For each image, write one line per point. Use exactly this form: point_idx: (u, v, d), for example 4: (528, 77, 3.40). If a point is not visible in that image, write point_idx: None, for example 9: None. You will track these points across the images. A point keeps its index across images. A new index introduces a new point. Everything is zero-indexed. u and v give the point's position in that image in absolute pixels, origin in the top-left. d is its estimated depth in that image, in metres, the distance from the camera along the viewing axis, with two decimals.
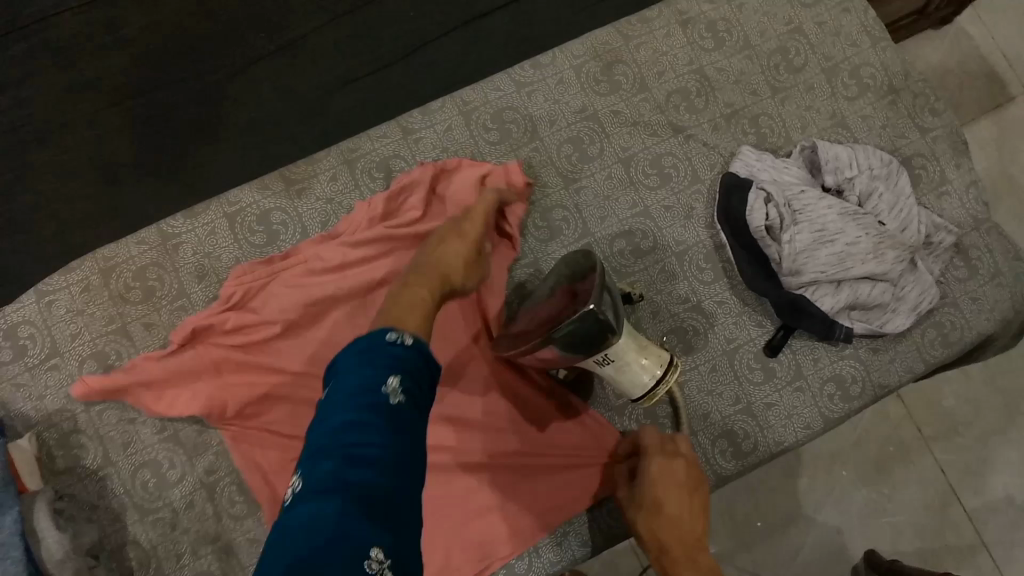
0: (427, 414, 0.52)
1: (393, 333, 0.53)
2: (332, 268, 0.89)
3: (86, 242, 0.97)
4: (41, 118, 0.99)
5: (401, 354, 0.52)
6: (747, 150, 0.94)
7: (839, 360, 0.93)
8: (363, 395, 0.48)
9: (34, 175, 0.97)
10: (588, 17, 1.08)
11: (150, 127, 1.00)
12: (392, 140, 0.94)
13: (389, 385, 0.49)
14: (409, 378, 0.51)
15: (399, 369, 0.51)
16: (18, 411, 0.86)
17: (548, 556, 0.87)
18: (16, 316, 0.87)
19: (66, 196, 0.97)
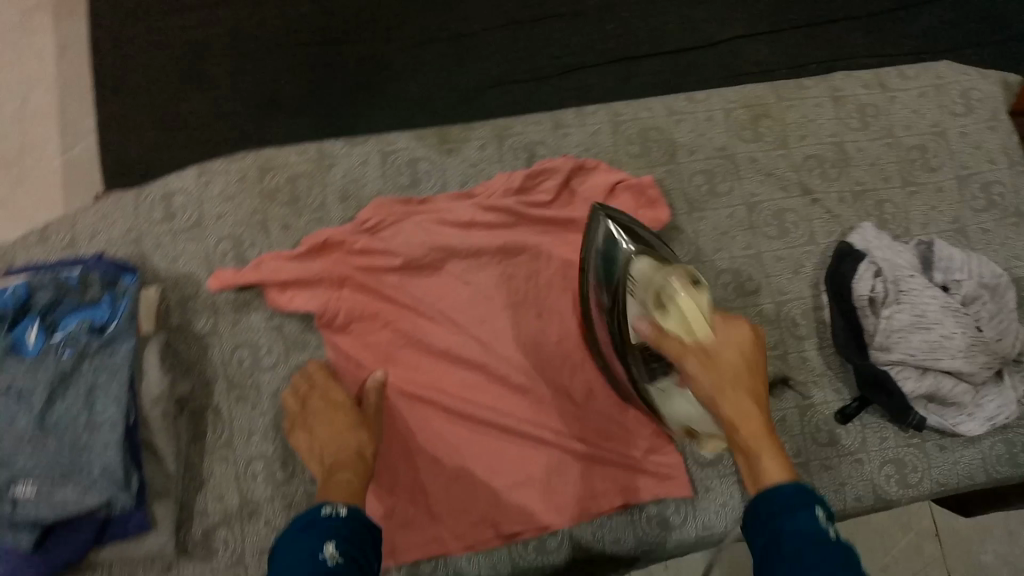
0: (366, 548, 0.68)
1: (328, 508, 0.69)
2: (461, 224, 0.96)
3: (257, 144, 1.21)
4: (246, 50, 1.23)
5: (335, 523, 0.68)
6: (867, 227, 0.98)
7: (905, 446, 0.95)
8: (303, 563, 0.62)
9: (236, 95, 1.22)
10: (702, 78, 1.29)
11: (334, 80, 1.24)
12: (543, 128, 1.01)
13: (327, 550, 0.63)
14: (341, 537, 0.66)
15: (335, 533, 0.67)
16: (151, 266, 0.94)
17: (579, 543, 0.90)
18: (176, 185, 0.96)
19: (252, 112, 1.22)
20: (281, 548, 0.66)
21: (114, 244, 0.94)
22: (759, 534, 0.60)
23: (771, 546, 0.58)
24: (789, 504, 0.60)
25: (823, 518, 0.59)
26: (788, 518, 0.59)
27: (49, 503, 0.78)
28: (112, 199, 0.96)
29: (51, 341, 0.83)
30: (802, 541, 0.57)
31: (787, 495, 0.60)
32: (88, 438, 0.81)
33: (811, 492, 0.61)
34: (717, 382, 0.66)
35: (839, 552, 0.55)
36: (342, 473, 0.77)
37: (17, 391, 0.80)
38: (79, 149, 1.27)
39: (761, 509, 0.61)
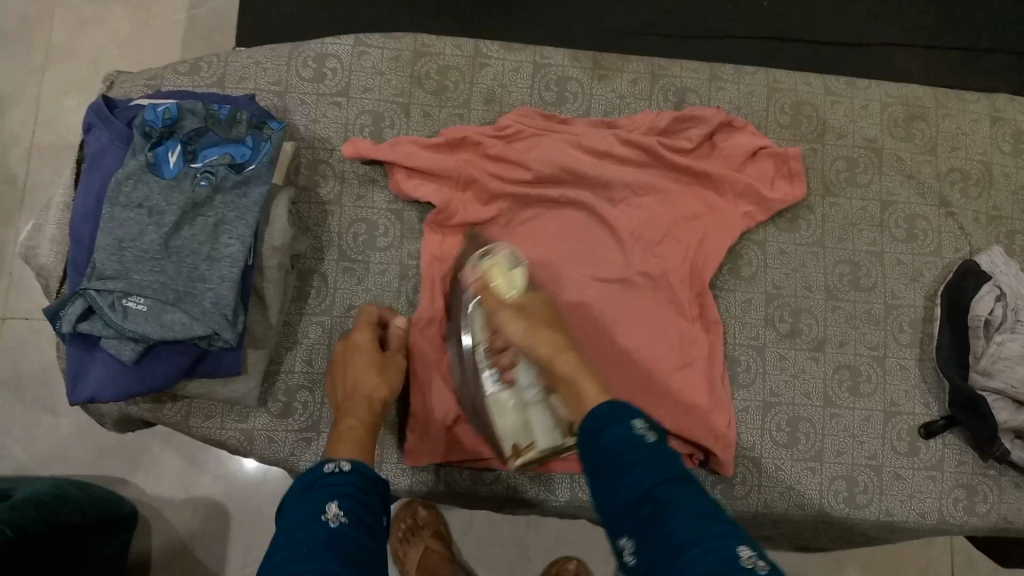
0: (371, 516, 0.65)
1: (332, 464, 0.67)
2: (595, 153, 0.95)
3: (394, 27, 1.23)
4: None
5: (339, 481, 0.66)
6: (997, 251, 0.96)
7: (980, 474, 0.94)
8: (304, 524, 0.60)
9: None
10: (833, 65, 1.28)
11: None
12: (699, 77, 1.00)
13: (330, 513, 0.61)
14: (346, 495, 0.64)
15: (341, 492, 0.64)
16: (291, 122, 0.95)
17: None
18: (330, 48, 0.96)
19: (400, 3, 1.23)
20: (286, 507, 0.64)
21: (260, 91, 0.95)
22: (587, 449, 0.64)
23: (596, 461, 0.62)
24: (604, 420, 0.64)
25: (641, 422, 0.62)
26: (606, 432, 0.63)
27: (158, 322, 0.79)
28: (266, 47, 0.97)
29: (191, 166, 0.85)
30: (623, 451, 0.60)
31: (601, 414, 0.64)
32: (207, 270, 0.82)
33: (625, 405, 0.65)
34: (533, 336, 0.75)
35: (657, 456, 0.60)
36: (349, 418, 0.76)
37: (149, 208, 0.81)
38: (203, 10, 1.34)
39: (584, 428, 0.65)
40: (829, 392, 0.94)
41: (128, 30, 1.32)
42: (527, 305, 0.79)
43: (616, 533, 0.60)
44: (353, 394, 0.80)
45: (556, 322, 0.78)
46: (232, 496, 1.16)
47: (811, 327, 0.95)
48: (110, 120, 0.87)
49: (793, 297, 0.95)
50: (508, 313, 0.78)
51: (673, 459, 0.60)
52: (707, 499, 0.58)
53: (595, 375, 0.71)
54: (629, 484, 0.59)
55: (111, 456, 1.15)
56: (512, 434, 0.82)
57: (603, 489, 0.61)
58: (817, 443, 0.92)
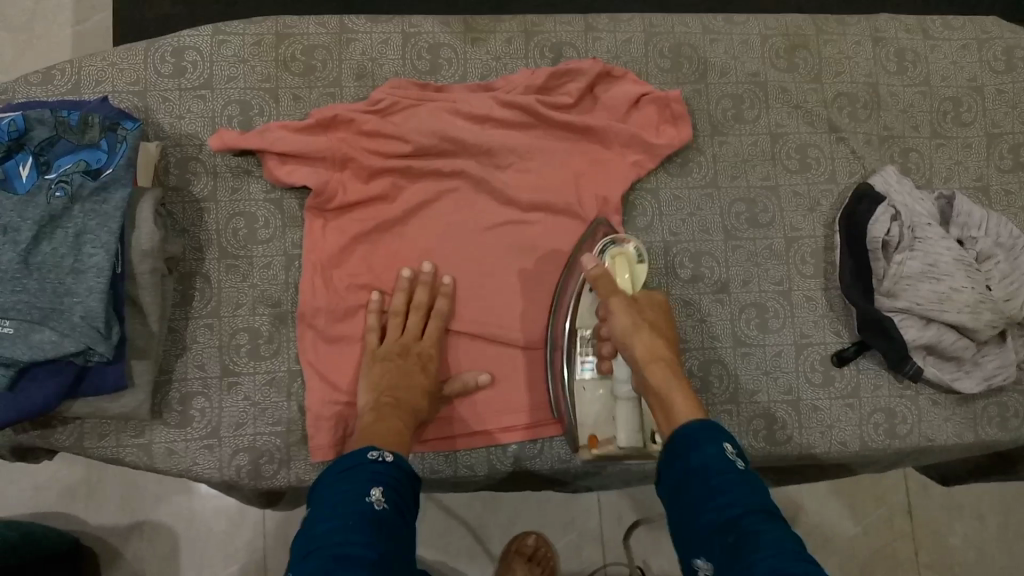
0: (405, 508, 0.67)
1: (377, 453, 0.68)
2: (474, 118, 0.92)
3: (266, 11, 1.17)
4: None
5: (381, 470, 0.67)
6: (890, 170, 0.95)
7: (896, 397, 0.93)
8: (347, 502, 0.62)
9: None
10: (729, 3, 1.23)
11: None
12: (574, 29, 0.98)
13: (372, 497, 0.63)
14: (388, 485, 0.66)
15: (381, 480, 0.65)
16: (155, 121, 0.91)
17: (561, 453, 0.89)
18: (187, 40, 0.92)
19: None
20: (324, 483, 0.66)
21: (118, 93, 0.91)
22: (673, 466, 0.64)
23: (681, 480, 0.63)
24: (695, 439, 0.64)
25: (734, 448, 0.63)
26: (696, 450, 0.63)
27: (25, 344, 0.76)
28: (121, 47, 0.93)
29: (44, 178, 0.81)
30: (713, 476, 0.61)
31: (692, 432, 0.65)
32: (72, 283, 0.78)
33: (714, 426, 0.65)
34: (634, 336, 0.74)
35: (746, 487, 0.60)
36: (393, 420, 0.77)
37: (3, 226, 0.78)
38: (90, 24, 1.30)
39: (675, 446, 0.65)
40: (738, 331, 0.92)
41: (9, 51, 1.27)
42: (641, 303, 0.79)
43: (693, 559, 0.60)
44: (400, 396, 0.80)
45: (663, 330, 0.78)
46: (177, 517, 1.10)
47: (713, 269, 0.94)
48: None
49: (692, 242, 0.94)
50: (619, 302, 0.78)
51: (761, 491, 0.61)
52: (794, 535, 0.57)
53: (684, 388, 0.70)
54: (715, 506, 0.60)
55: (49, 489, 1.09)
56: (594, 424, 0.84)
57: (682, 509, 0.62)
58: (731, 385, 0.91)
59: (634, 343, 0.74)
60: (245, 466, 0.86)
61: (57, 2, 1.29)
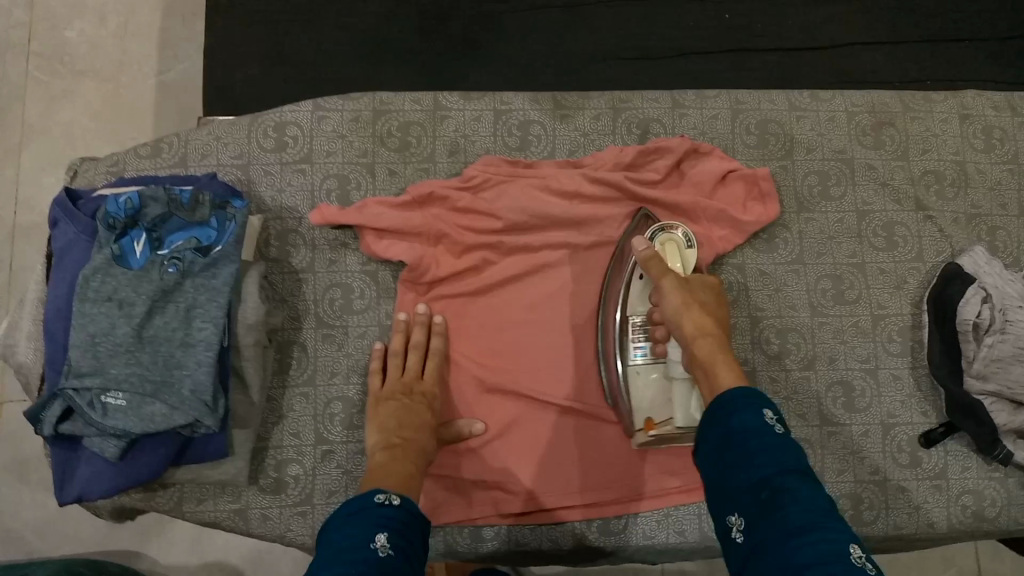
0: (414, 558, 0.64)
1: (383, 497, 0.67)
2: (563, 195, 0.94)
3: (372, 79, 1.28)
4: (373, 13, 1.29)
5: (390, 514, 0.65)
6: (978, 250, 0.94)
7: (985, 479, 0.92)
8: (352, 547, 0.61)
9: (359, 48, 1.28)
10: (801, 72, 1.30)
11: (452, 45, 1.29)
12: (661, 106, 0.99)
13: (376, 543, 0.61)
14: (394, 530, 0.64)
15: (387, 524, 0.64)
16: (257, 195, 0.94)
17: (644, 528, 0.89)
18: (289, 115, 0.96)
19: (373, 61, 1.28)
20: (329, 531, 0.64)
21: (223, 166, 0.95)
22: (710, 423, 0.66)
23: (721, 440, 0.63)
24: (736, 404, 0.64)
25: (771, 414, 0.63)
26: (736, 415, 0.63)
27: (138, 416, 0.79)
28: (226, 121, 0.97)
29: (157, 254, 0.84)
30: (751, 437, 0.62)
31: (735, 398, 0.65)
32: (182, 357, 0.81)
33: (756, 393, 0.65)
34: (688, 316, 0.75)
35: (783, 446, 0.61)
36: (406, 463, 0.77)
37: (119, 300, 0.81)
38: (173, 74, 1.34)
39: (714, 407, 0.66)
40: (825, 410, 0.93)
41: (99, 101, 1.32)
42: (691, 281, 0.80)
43: (725, 514, 0.61)
44: (410, 436, 0.81)
45: (716, 311, 0.78)
46: (246, 562, 1.12)
47: (800, 345, 0.94)
48: (75, 212, 0.87)
49: (778, 317, 0.95)
50: (670, 285, 0.79)
51: (795, 452, 0.61)
52: (825, 496, 0.59)
53: (732, 361, 0.71)
54: (751, 467, 0.60)
55: (123, 528, 1.13)
56: (650, 407, 0.85)
57: (720, 468, 0.62)
58: (817, 464, 0.91)
59: (683, 321, 0.75)
60: None
61: (142, 53, 1.34)
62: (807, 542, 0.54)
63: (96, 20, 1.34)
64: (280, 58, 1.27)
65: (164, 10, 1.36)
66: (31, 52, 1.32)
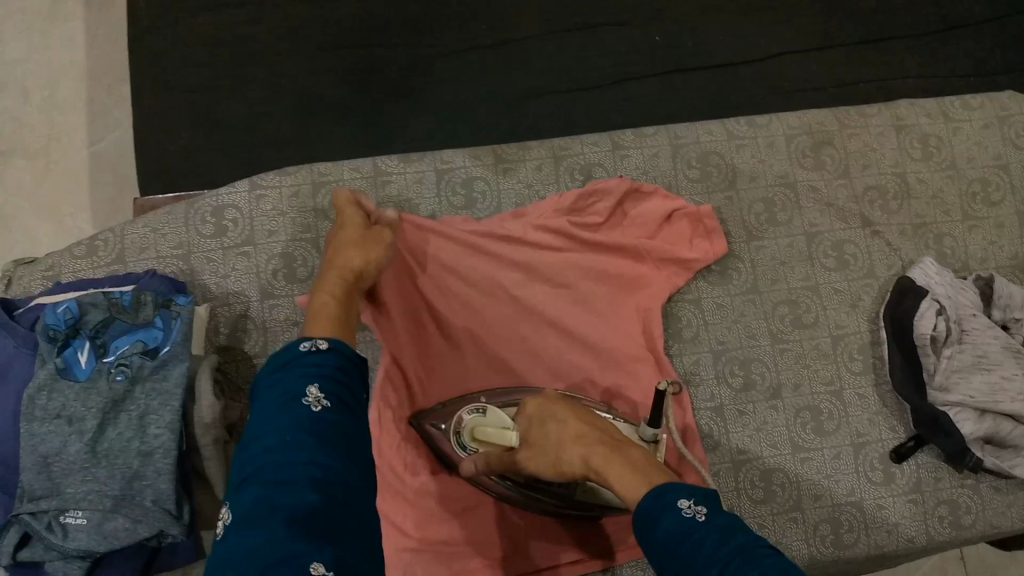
0: (352, 405, 0.59)
1: (307, 343, 0.61)
2: (513, 243, 0.94)
3: (310, 138, 1.26)
4: (303, 70, 1.27)
5: (318, 359, 0.60)
6: (929, 261, 0.96)
7: (959, 486, 0.93)
8: (283, 407, 0.56)
9: (292, 108, 1.26)
10: (733, 91, 1.32)
11: (386, 95, 1.28)
12: (601, 149, 0.99)
13: (309, 397, 0.56)
14: (326, 376, 0.59)
15: (317, 371, 0.59)
16: (201, 283, 0.92)
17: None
18: (226, 198, 0.94)
19: (307, 120, 1.26)
20: (263, 390, 0.59)
21: (163, 259, 0.92)
22: (649, 547, 0.61)
23: (659, 557, 0.59)
24: (654, 512, 0.60)
25: (688, 502, 0.59)
26: (657, 524, 0.59)
27: (101, 534, 0.76)
28: (162, 210, 0.95)
29: (103, 362, 0.81)
30: (679, 539, 0.58)
31: (648, 510, 0.61)
32: (141, 467, 0.78)
33: (668, 489, 0.61)
34: (563, 460, 0.71)
35: (716, 534, 0.57)
36: (324, 292, 0.73)
37: (68, 417, 0.78)
38: (104, 143, 1.31)
39: (638, 526, 0.61)
40: (795, 437, 0.93)
41: (30, 180, 1.29)
42: (530, 433, 0.76)
43: None
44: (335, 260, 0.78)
45: (572, 429, 0.73)
46: None
47: (764, 375, 0.94)
48: (8, 326, 0.84)
49: (739, 349, 0.95)
50: (529, 459, 0.75)
51: (730, 530, 0.57)
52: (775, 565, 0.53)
53: (626, 464, 0.66)
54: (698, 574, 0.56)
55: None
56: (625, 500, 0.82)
57: None
58: (794, 492, 0.91)
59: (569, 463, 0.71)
60: None
61: (70, 125, 1.30)
62: None
63: (18, 96, 1.30)
64: (213, 124, 1.25)
65: (88, 80, 1.32)
66: None
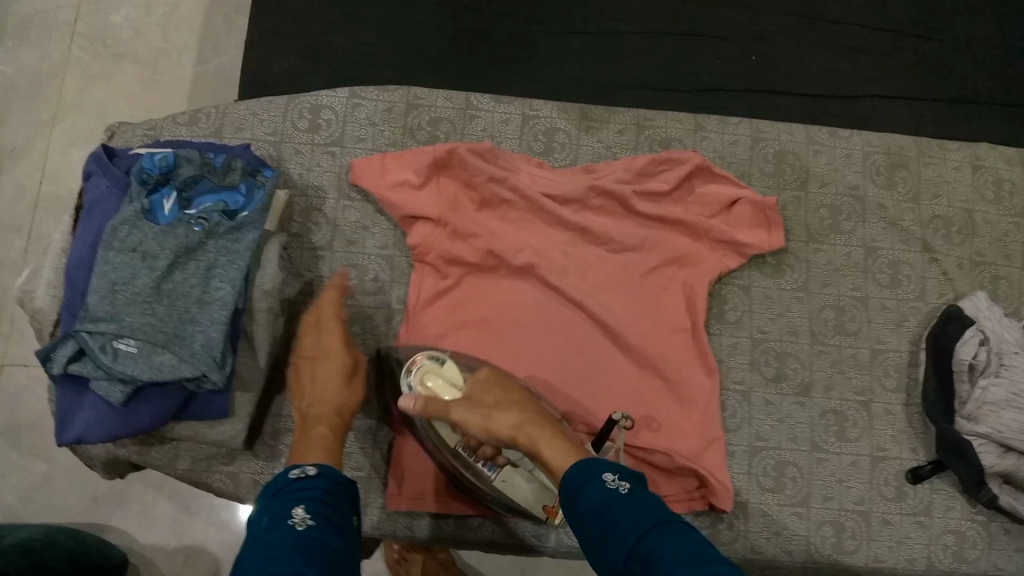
0: (337, 525, 0.62)
1: (298, 472, 0.67)
2: (576, 191, 0.98)
3: (405, 75, 1.32)
4: (416, 19, 1.34)
5: (307, 487, 0.65)
6: (981, 296, 0.97)
7: (969, 519, 0.93)
8: (275, 521, 0.59)
9: (396, 45, 1.32)
10: (818, 114, 1.35)
11: (485, 57, 1.33)
12: (683, 127, 1.03)
13: (299, 515, 0.60)
14: (314, 499, 0.63)
15: (307, 495, 0.64)
16: (286, 171, 0.98)
17: None
18: (325, 99, 1.00)
19: (398, 62, 1.32)
20: (253, 514, 0.64)
21: (256, 141, 0.98)
22: (570, 513, 0.66)
23: (581, 528, 0.63)
24: (579, 485, 0.66)
25: (613, 476, 0.65)
26: (581, 496, 0.64)
27: (146, 364, 0.80)
28: (263, 99, 1.01)
29: (185, 213, 0.86)
30: (602, 510, 0.62)
31: (574, 480, 0.67)
32: (197, 313, 0.83)
33: (591, 467, 0.67)
34: (494, 418, 0.77)
35: (636, 506, 0.61)
36: (320, 427, 0.78)
37: (143, 252, 0.83)
38: (212, 66, 1.36)
39: (564, 497, 0.67)
40: (816, 437, 0.94)
41: (135, 84, 1.34)
42: (471, 393, 0.81)
43: None
44: (314, 404, 0.82)
45: (506, 397, 0.80)
46: (227, 548, 1.13)
47: (796, 371, 0.96)
48: (109, 167, 0.90)
49: (778, 341, 0.96)
50: (457, 406, 0.79)
51: (652, 504, 0.61)
52: (692, 535, 0.58)
53: (557, 437, 0.74)
54: (618, 538, 0.59)
55: (105, 503, 1.13)
56: (536, 501, 0.86)
57: (597, 552, 0.61)
58: (804, 487, 0.92)
59: (500, 424, 0.77)
60: None
61: (182, 43, 1.36)
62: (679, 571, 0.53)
63: (146, 5, 1.37)
64: (318, 54, 1.31)
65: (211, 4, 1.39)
66: (79, 31, 1.35)
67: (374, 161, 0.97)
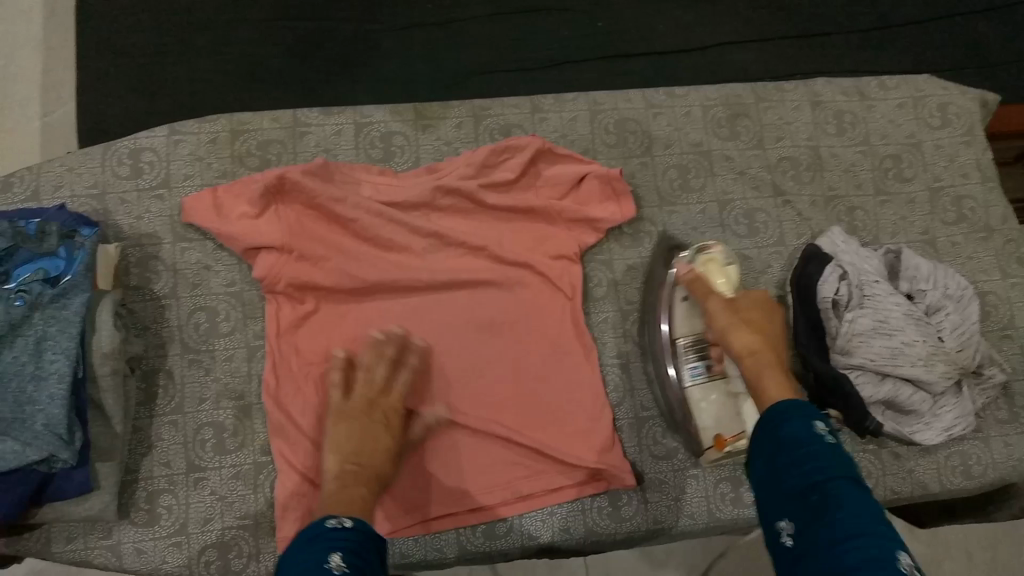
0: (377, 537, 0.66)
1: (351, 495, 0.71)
2: (420, 194, 0.95)
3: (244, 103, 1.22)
4: None
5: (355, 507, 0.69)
6: (836, 231, 0.97)
7: (861, 451, 0.94)
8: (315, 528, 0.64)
9: (231, 66, 1.24)
10: (670, 73, 1.31)
11: (329, 64, 1.26)
12: (521, 111, 1.02)
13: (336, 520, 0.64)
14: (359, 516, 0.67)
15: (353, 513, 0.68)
16: (114, 223, 0.93)
17: (558, 522, 0.88)
18: (144, 142, 0.96)
19: (222, 88, 1.23)
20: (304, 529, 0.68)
21: (77, 198, 0.93)
22: (760, 432, 0.64)
23: (769, 452, 0.62)
24: (785, 413, 0.64)
25: (822, 425, 0.62)
26: (785, 424, 0.62)
27: None
28: (78, 151, 0.96)
29: (3, 289, 0.82)
30: (801, 446, 0.60)
31: (784, 408, 0.64)
32: (33, 391, 0.78)
33: (804, 403, 0.65)
34: (735, 333, 0.76)
35: (836, 456, 0.59)
36: (355, 486, 0.74)
37: None
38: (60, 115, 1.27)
39: (760, 418, 0.65)
40: None
41: None
42: (739, 300, 0.79)
43: (773, 520, 0.59)
44: (362, 461, 0.77)
45: (767, 322, 0.77)
46: None
47: None
48: None
49: None
50: (715, 305, 0.80)
51: (848, 459, 0.60)
52: (877, 501, 0.57)
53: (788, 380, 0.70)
54: (806, 474, 0.58)
55: None
56: (717, 425, 0.86)
57: (774, 483, 0.60)
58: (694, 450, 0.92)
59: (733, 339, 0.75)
60: (213, 562, 0.85)
61: (24, 95, 1.28)
62: (858, 544, 0.53)
63: None
64: (150, 92, 1.22)
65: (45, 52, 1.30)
66: None
67: (205, 195, 0.93)
